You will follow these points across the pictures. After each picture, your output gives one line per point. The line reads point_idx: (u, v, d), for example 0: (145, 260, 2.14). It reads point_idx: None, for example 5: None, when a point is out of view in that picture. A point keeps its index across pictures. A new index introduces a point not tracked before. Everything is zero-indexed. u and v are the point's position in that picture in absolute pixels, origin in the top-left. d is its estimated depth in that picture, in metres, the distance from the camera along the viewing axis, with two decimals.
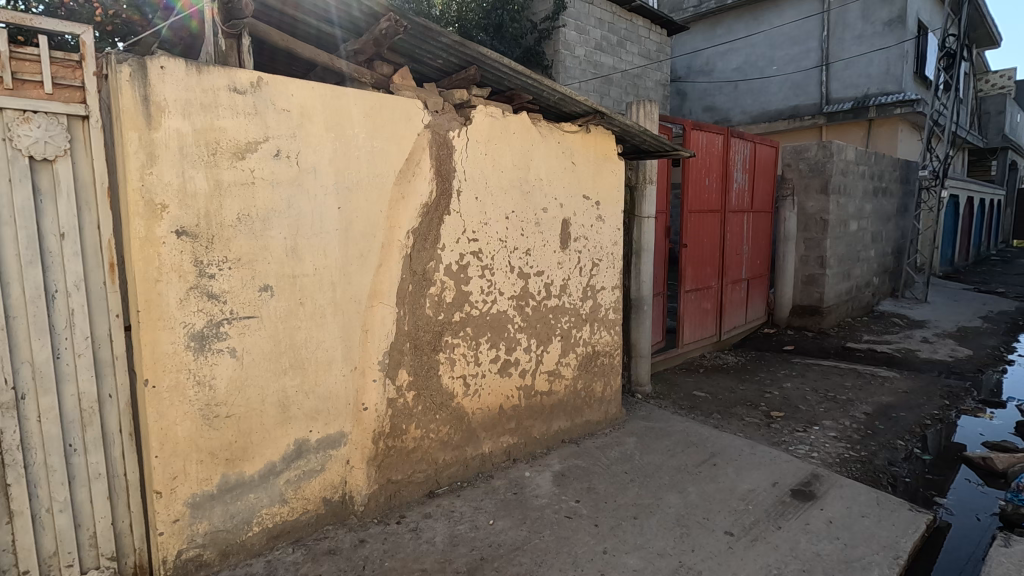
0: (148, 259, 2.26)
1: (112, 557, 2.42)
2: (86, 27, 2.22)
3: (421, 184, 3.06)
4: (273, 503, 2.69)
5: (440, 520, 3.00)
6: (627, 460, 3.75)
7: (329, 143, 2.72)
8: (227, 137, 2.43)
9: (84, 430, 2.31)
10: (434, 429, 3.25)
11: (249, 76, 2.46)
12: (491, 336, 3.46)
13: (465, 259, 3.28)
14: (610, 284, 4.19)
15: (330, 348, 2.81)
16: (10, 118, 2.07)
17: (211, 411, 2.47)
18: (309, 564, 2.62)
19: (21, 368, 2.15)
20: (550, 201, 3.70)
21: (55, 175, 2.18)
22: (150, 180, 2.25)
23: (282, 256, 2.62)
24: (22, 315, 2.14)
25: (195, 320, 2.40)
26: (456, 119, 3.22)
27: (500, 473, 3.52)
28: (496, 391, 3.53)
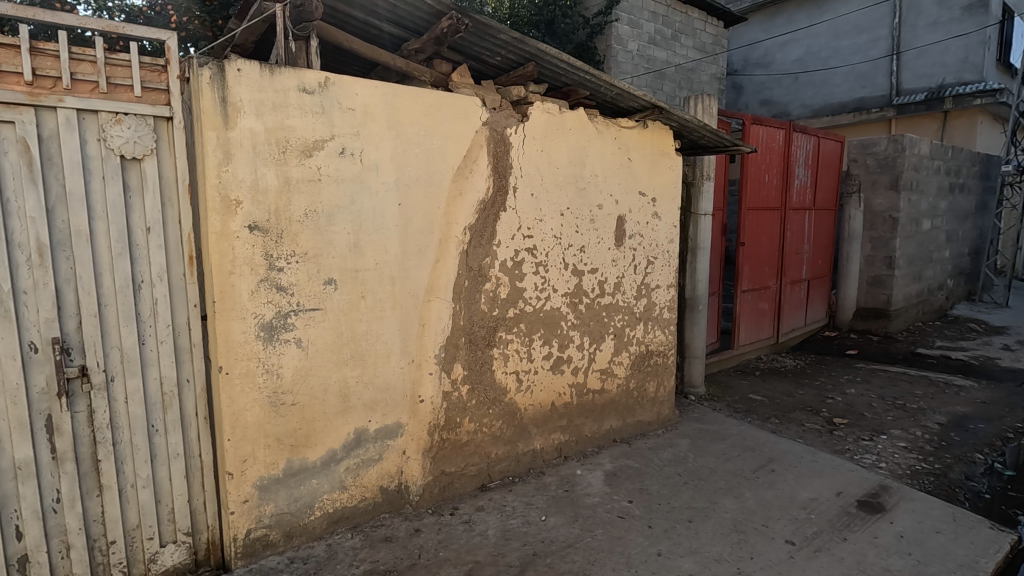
0: (223, 252, 2.38)
1: (188, 532, 2.57)
2: (172, 33, 2.36)
3: (478, 181, 3.09)
4: (333, 489, 2.79)
5: (493, 514, 3.03)
6: (680, 462, 3.68)
7: (391, 140, 2.79)
8: (296, 135, 2.53)
9: (165, 412, 2.47)
10: (487, 423, 3.28)
11: (317, 77, 2.55)
12: (544, 333, 3.46)
13: (519, 255, 3.29)
14: (665, 282, 4.11)
15: (389, 340, 2.89)
16: (105, 120, 2.23)
17: (278, 399, 2.59)
18: (367, 550, 2.70)
19: (111, 353, 2.32)
20: (605, 198, 3.66)
21: (142, 173, 2.33)
22: (226, 177, 2.37)
23: (346, 250, 2.70)
24: (113, 303, 2.30)
25: (265, 311, 2.51)
26: (514, 116, 3.23)
27: (551, 470, 3.52)
28: (549, 388, 3.53)
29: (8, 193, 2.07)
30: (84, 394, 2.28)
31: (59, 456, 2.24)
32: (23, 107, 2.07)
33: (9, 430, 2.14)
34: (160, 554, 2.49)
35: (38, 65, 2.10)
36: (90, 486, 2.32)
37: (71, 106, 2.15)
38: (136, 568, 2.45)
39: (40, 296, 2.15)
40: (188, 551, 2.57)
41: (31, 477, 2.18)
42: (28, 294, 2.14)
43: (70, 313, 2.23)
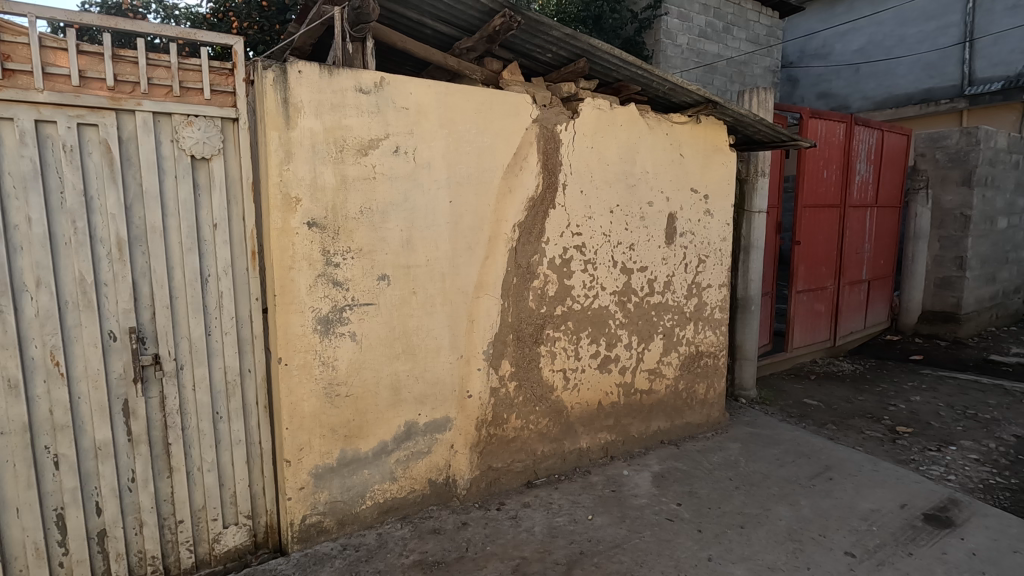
0: (284, 248, 2.48)
1: (248, 515, 2.69)
2: (238, 38, 2.47)
3: (528, 178, 3.10)
4: (384, 480, 2.86)
5: (540, 511, 3.03)
6: (731, 466, 3.58)
7: (443, 139, 2.83)
8: (352, 134, 2.59)
9: (228, 400, 2.59)
10: (534, 420, 3.29)
11: (373, 77, 2.61)
12: (591, 331, 3.43)
13: (568, 253, 3.28)
14: (716, 282, 4.00)
15: (439, 336, 2.93)
16: (178, 122, 2.36)
17: (334, 390, 2.67)
18: (416, 541, 2.75)
19: (181, 343, 2.45)
20: (656, 195, 3.60)
21: (210, 172, 2.45)
22: (288, 176, 2.46)
23: (398, 247, 2.76)
24: (183, 295, 2.43)
25: (322, 305, 2.60)
26: (564, 112, 3.21)
27: (597, 469, 3.50)
28: (596, 387, 3.51)
29: (91, 191, 2.22)
30: (157, 381, 2.42)
31: (134, 438, 2.38)
32: (105, 111, 2.21)
33: (92, 412, 2.30)
34: (223, 535, 2.62)
35: (119, 71, 2.24)
36: (161, 467, 2.46)
37: (148, 110, 2.28)
38: (201, 546, 2.58)
39: (119, 288, 2.29)
40: (248, 533, 2.69)
41: (109, 457, 2.33)
42: (108, 286, 2.28)
43: (145, 305, 2.37)
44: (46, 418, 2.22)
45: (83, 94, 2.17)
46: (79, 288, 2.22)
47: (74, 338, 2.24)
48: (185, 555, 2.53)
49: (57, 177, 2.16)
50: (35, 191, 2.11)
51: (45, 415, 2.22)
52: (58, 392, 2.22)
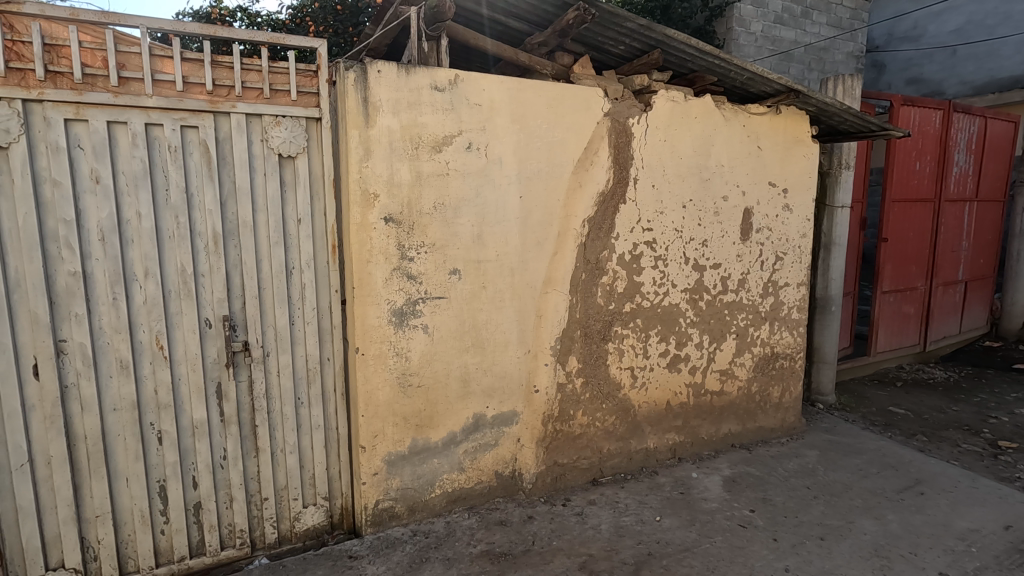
0: (362, 242, 2.58)
1: (325, 497, 2.82)
2: (322, 41, 2.57)
3: (599, 173, 3.06)
4: (452, 470, 2.92)
5: (606, 509, 3.00)
6: (809, 474, 3.41)
7: (514, 134, 2.84)
8: (427, 131, 2.65)
9: (309, 386, 2.72)
10: (601, 417, 3.26)
11: (447, 74, 2.66)
12: (661, 329, 3.36)
13: (638, 249, 3.22)
14: (795, 280, 3.80)
15: (507, 330, 2.96)
16: (267, 123, 2.49)
17: (406, 380, 2.75)
18: (483, 532, 2.79)
19: (268, 331, 2.60)
20: (731, 189, 3.46)
21: (296, 169, 2.57)
22: (366, 172, 2.55)
23: (469, 242, 2.81)
24: (270, 286, 2.58)
25: (397, 298, 2.68)
26: (637, 105, 3.15)
27: (664, 471, 3.42)
28: (664, 387, 3.43)
29: (192, 188, 2.39)
30: (246, 366, 2.58)
31: (226, 418, 2.56)
32: (205, 113, 2.37)
33: (190, 393, 2.48)
34: (303, 514, 2.76)
35: (217, 76, 2.39)
36: (248, 447, 2.63)
37: (241, 111, 2.43)
38: (283, 523, 2.74)
39: (215, 279, 2.46)
40: (325, 514, 2.83)
41: (205, 436, 2.51)
42: (205, 276, 2.45)
43: (237, 295, 2.52)
44: (152, 398, 2.42)
45: (186, 98, 2.33)
46: (180, 279, 2.40)
47: (175, 325, 2.43)
48: (269, 531, 2.69)
49: (163, 175, 2.34)
50: (144, 189, 2.29)
51: (150, 394, 2.42)
52: (162, 373, 2.41)
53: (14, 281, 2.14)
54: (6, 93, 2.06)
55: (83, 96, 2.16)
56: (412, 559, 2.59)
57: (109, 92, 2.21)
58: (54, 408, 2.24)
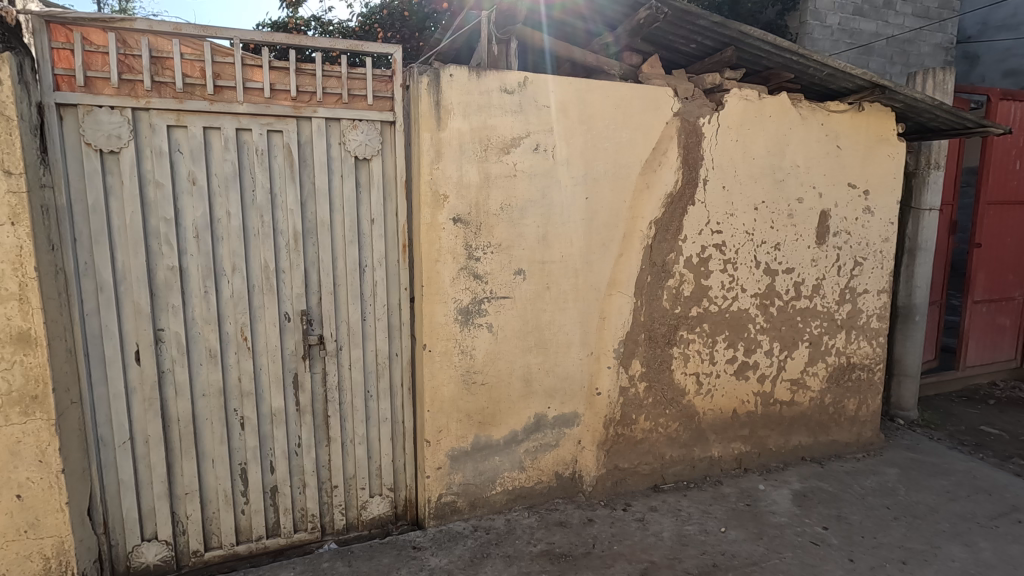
0: (432, 242, 2.65)
1: (390, 488, 2.91)
2: (398, 47, 2.66)
3: (667, 173, 3.01)
4: (513, 468, 2.95)
5: (668, 516, 2.94)
6: (888, 493, 3.21)
7: (581, 135, 2.84)
8: (496, 133, 2.70)
9: (379, 380, 2.82)
10: (663, 423, 3.20)
11: (517, 77, 2.69)
12: (728, 335, 3.26)
13: (707, 251, 3.13)
14: (876, 287, 3.59)
15: (570, 331, 2.96)
16: (345, 127, 2.60)
17: (471, 377, 2.80)
18: (543, 532, 2.80)
19: (341, 326, 2.71)
20: (807, 191, 3.31)
21: (370, 171, 2.68)
22: (437, 174, 2.62)
23: (535, 242, 2.83)
24: (344, 283, 2.69)
25: (463, 297, 2.74)
26: (708, 104, 3.08)
27: (729, 481, 3.31)
28: (731, 394, 3.33)
29: (276, 189, 2.53)
30: (321, 358, 2.70)
31: (302, 408, 2.69)
32: (289, 118, 2.51)
33: (270, 383, 2.63)
34: (369, 503, 2.87)
35: (301, 83, 2.52)
36: (321, 436, 2.75)
37: (322, 116, 2.55)
38: (351, 511, 2.85)
39: (294, 275, 2.59)
40: (389, 504, 2.92)
41: (282, 423, 2.66)
42: (286, 272, 2.59)
43: (314, 290, 2.65)
44: (236, 385, 2.58)
45: (273, 104, 2.47)
46: (264, 274, 2.54)
47: (258, 318, 2.58)
48: (338, 517, 2.81)
49: (250, 177, 2.49)
50: (234, 189, 2.45)
51: (235, 382, 2.58)
52: (246, 362, 2.57)
53: (121, 274, 2.34)
54: (119, 102, 2.26)
55: (184, 104, 2.34)
56: (473, 554, 2.63)
57: (206, 100, 2.37)
58: (152, 391, 2.43)
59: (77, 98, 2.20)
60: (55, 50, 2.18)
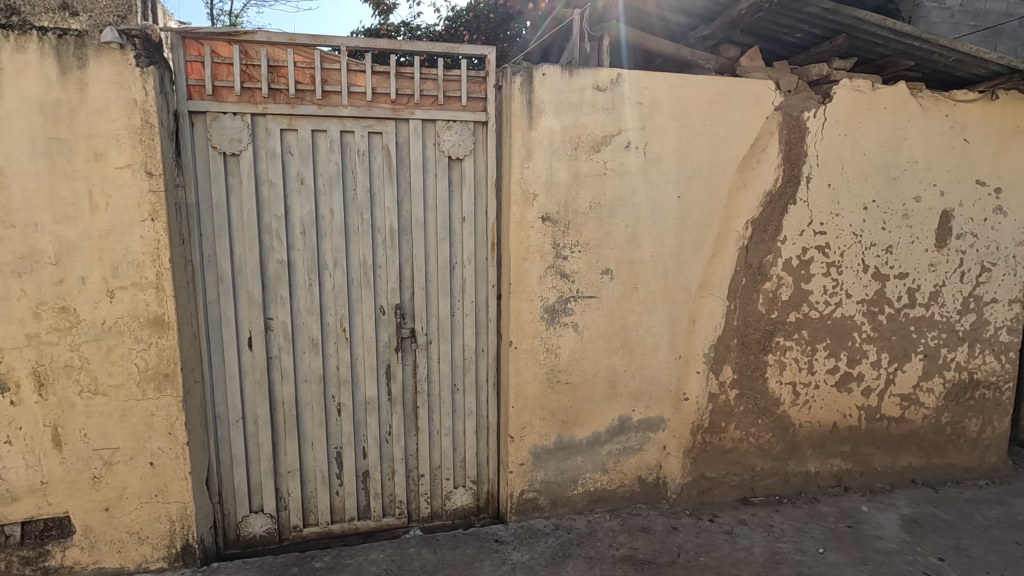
0: (521, 240, 2.67)
1: (474, 480, 2.98)
2: (492, 48, 2.71)
3: (766, 171, 2.86)
4: (596, 470, 2.92)
5: (759, 532, 2.80)
6: (1017, 527, 2.87)
7: (675, 132, 2.76)
8: (588, 132, 2.68)
9: (465, 374, 2.89)
10: (755, 433, 3.05)
11: (610, 74, 2.66)
12: (830, 343, 3.05)
13: (808, 254, 2.95)
14: (1006, 296, 3.21)
15: (658, 333, 2.89)
16: (440, 128, 2.68)
17: (556, 376, 2.81)
18: (626, 536, 2.75)
19: (431, 320, 2.80)
20: (926, 189, 3.03)
21: (463, 170, 2.75)
22: (528, 173, 2.64)
23: (624, 241, 2.78)
24: (435, 280, 2.78)
25: (550, 295, 2.74)
26: (814, 97, 2.88)
27: (827, 499, 3.10)
28: (831, 407, 3.11)
29: (375, 188, 2.66)
30: (412, 351, 2.81)
31: (393, 397, 2.81)
32: (388, 120, 2.63)
33: (365, 372, 2.77)
34: (453, 494, 2.95)
35: (400, 86, 2.62)
36: (409, 426, 2.86)
37: (419, 118, 2.65)
38: (436, 500, 2.95)
39: (390, 271, 2.71)
40: (472, 496, 2.98)
41: (375, 411, 2.79)
42: (382, 268, 2.72)
43: (407, 285, 2.76)
44: (334, 373, 2.74)
45: (374, 107, 2.59)
46: (362, 269, 2.68)
47: (356, 310, 2.72)
48: (424, 505, 2.92)
49: (352, 177, 2.63)
50: (337, 188, 2.60)
51: (333, 370, 2.73)
52: (344, 352, 2.72)
53: (238, 266, 2.55)
54: (240, 108, 2.46)
55: (296, 109, 2.51)
56: (555, 552, 2.63)
57: (314, 104, 2.53)
58: (262, 375, 2.63)
59: (206, 106, 2.43)
60: (189, 63, 2.42)
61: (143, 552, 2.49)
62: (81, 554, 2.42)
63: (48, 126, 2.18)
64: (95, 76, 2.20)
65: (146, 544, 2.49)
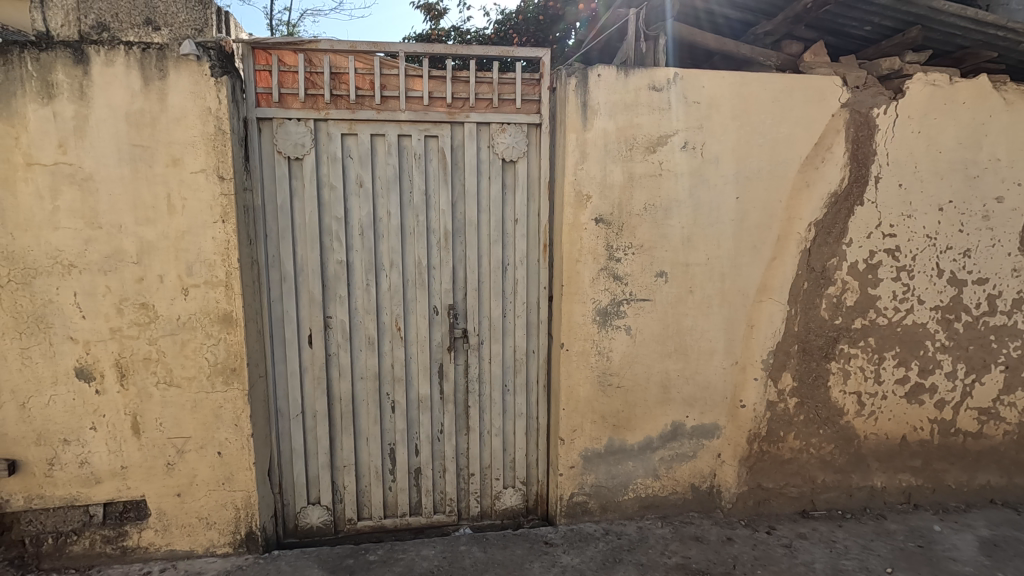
0: (574, 242, 2.66)
1: (523, 481, 2.99)
2: (546, 50, 2.72)
3: (831, 170, 2.74)
4: (647, 476, 2.88)
5: (820, 547, 2.68)
6: None
7: (734, 131, 2.68)
8: (643, 132, 2.64)
9: (516, 374, 2.90)
10: (816, 444, 2.93)
11: (667, 73, 2.61)
12: (900, 352, 2.89)
13: (876, 257, 2.81)
14: None
15: (714, 338, 2.81)
16: (494, 130, 2.71)
17: (607, 379, 2.78)
18: (678, 544, 2.69)
19: (483, 321, 2.83)
20: (1009, 188, 2.83)
21: (516, 172, 2.76)
22: (582, 174, 2.63)
23: (679, 244, 2.73)
24: (487, 281, 2.81)
25: (602, 298, 2.72)
26: (884, 92, 2.74)
27: (895, 516, 2.93)
28: (900, 419, 2.95)
29: (430, 191, 2.71)
30: (464, 351, 2.85)
31: (445, 396, 2.85)
32: (444, 124, 2.67)
33: (418, 370, 2.82)
34: (503, 494, 2.96)
35: (456, 90, 2.66)
36: (461, 425, 2.90)
37: (474, 121, 2.68)
38: (485, 499, 2.97)
39: (443, 272, 2.75)
40: (522, 497, 2.99)
41: (427, 409, 2.84)
42: (436, 269, 2.76)
43: (460, 286, 2.80)
44: (389, 371, 2.80)
45: (430, 111, 2.64)
46: (417, 270, 2.74)
47: (411, 310, 2.78)
48: (474, 504, 2.95)
49: (408, 180, 2.69)
50: (394, 191, 2.66)
51: (388, 368, 2.80)
52: (398, 351, 2.78)
53: (300, 266, 2.65)
54: (304, 114, 2.56)
55: (356, 114, 2.59)
56: (605, 557, 2.61)
57: (373, 109, 2.60)
58: (321, 371, 2.72)
59: (272, 113, 2.54)
60: (258, 72, 2.54)
61: (211, 537, 2.62)
62: (155, 536, 2.58)
63: (132, 134, 2.33)
64: (175, 87, 2.33)
65: (214, 529, 2.62)
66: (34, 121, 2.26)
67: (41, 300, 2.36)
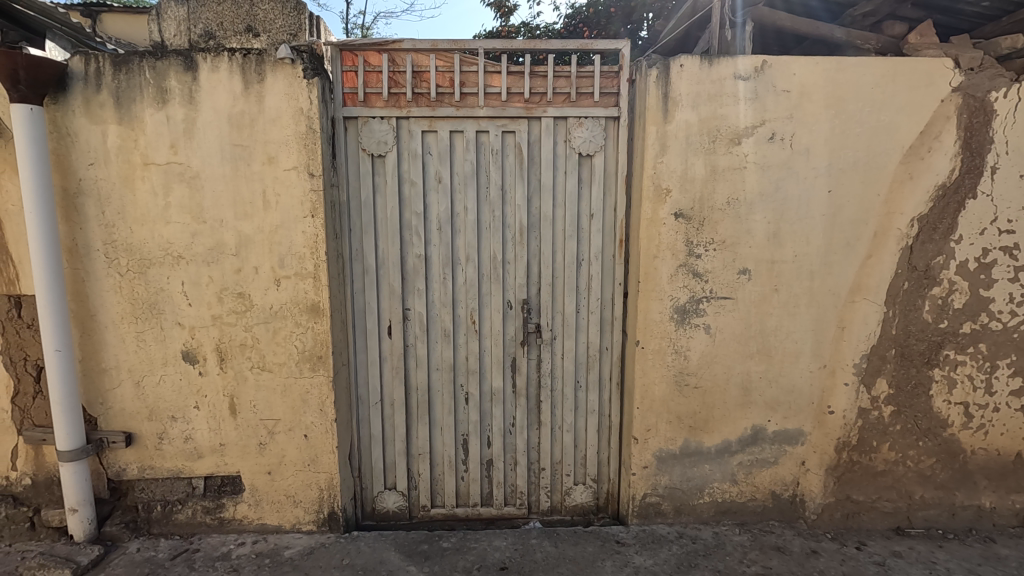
0: (651, 238, 2.60)
1: (594, 479, 2.96)
2: (626, 42, 2.66)
3: (939, 160, 2.52)
4: (724, 480, 2.77)
5: (919, 568, 2.49)
6: None
7: (828, 121, 2.52)
8: (727, 124, 2.53)
9: (588, 371, 2.88)
10: (914, 456, 2.72)
11: (754, 61, 2.49)
12: (1016, 360, 2.63)
13: (990, 255, 2.56)
14: None
15: (800, 340, 2.67)
16: (572, 124, 2.69)
17: (684, 379, 2.70)
18: (758, 553, 2.58)
19: (557, 316, 2.83)
20: None
21: (592, 166, 2.73)
22: (661, 168, 2.56)
23: (764, 241, 2.61)
24: (562, 277, 2.80)
25: (681, 295, 2.64)
26: (1004, 74, 2.48)
27: (1006, 540, 2.67)
28: (1014, 434, 2.68)
29: (506, 186, 2.73)
30: (536, 346, 2.86)
31: (518, 390, 2.88)
32: (521, 120, 2.68)
33: (492, 364, 2.86)
34: (572, 491, 2.95)
35: (533, 85, 2.66)
36: (532, 419, 2.92)
37: (551, 115, 2.67)
38: (556, 495, 2.98)
39: (518, 267, 2.77)
40: (592, 494, 2.97)
41: (500, 402, 2.88)
42: (511, 264, 2.79)
43: (534, 281, 2.81)
44: (464, 363, 2.86)
45: (508, 107, 2.66)
46: (492, 264, 2.77)
47: (485, 304, 2.82)
48: (545, 499, 2.96)
49: (485, 176, 2.72)
50: (471, 187, 2.71)
51: (463, 360, 2.86)
52: (472, 344, 2.83)
53: (382, 260, 2.75)
54: (388, 113, 2.64)
55: (436, 111, 2.64)
56: (680, 561, 2.54)
57: (453, 106, 2.65)
58: (399, 361, 2.82)
59: (358, 112, 2.64)
60: (345, 73, 2.64)
61: (297, 514, 2.77)
62: (248, 510, 2.76)
63: (234, 134, 2.50)
64: (271, 89, 2.47)
65: (300, 507, 2.77)
66: (151, 124, 2.47)
67: (154, 289, 2.58)
